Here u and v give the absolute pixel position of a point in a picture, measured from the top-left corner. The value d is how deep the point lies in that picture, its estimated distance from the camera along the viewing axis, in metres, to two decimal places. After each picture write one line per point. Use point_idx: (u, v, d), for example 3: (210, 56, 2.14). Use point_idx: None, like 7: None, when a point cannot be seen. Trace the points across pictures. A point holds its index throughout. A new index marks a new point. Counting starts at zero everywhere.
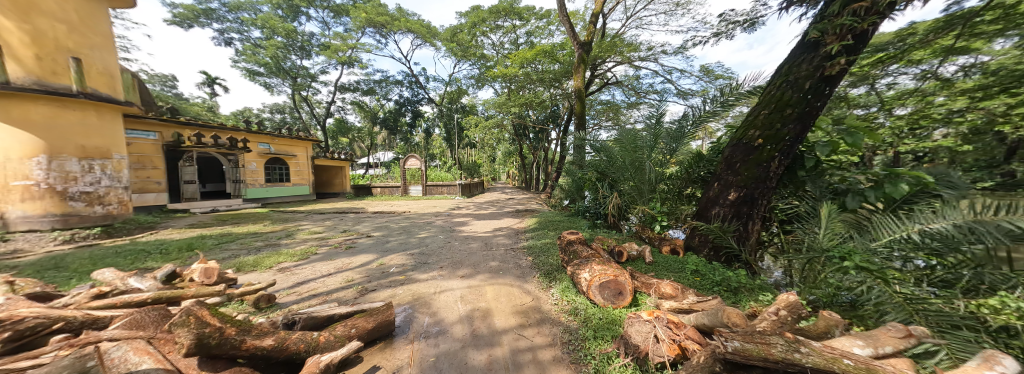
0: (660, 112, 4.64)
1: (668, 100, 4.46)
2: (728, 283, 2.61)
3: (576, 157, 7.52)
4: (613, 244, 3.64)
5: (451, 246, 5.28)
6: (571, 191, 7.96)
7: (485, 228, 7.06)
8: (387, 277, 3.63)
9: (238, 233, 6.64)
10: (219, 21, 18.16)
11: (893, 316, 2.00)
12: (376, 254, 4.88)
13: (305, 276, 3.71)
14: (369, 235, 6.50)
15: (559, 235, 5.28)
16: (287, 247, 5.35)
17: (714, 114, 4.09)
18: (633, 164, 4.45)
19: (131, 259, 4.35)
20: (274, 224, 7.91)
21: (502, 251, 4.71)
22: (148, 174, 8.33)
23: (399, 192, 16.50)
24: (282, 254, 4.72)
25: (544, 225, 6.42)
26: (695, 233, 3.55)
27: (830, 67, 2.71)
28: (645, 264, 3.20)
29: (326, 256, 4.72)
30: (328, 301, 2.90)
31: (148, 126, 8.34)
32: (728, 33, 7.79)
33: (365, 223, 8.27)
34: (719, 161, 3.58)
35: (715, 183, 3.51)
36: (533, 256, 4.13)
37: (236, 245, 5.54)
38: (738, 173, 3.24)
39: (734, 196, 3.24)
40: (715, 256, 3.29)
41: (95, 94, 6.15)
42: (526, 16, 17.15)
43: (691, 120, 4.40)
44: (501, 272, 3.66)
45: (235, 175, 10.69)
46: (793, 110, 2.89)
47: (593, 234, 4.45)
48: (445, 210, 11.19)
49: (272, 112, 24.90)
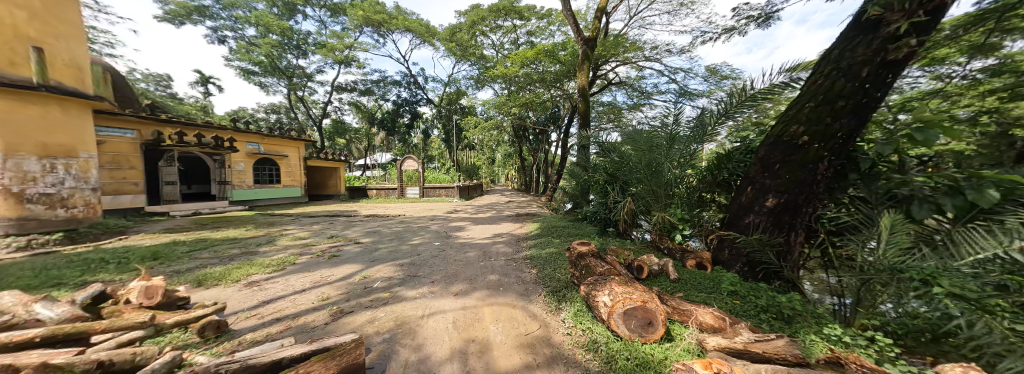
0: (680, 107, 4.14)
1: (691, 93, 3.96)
2: (777, 309, 2.13)
3: (582, 158, 7.05)
4: (630, 257, 3.17)
5: (445, 255, 4.79)
6: (575, 194, 7.52)
7: (483, 235, 6.56)
8: (369, 294, 3.13)
9: (215, 240, 6.13)
10: (213, 18, 17.74)
11: (1008, 364, 1.49)
12: (361, 264, 4.38)
13: (274, 293, 3.21)
14: (357, 242, 6.00)
15: (564, 243, 4.81)
16: (263, 256, 4.84)
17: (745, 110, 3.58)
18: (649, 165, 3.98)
19: (82, 271, 3.85)
20: (257, 229, 7.40)
21: (502, 262, 4.22)
22: (124, 174, 7.81)
23: (395, 193, 16.01)
24: (255, 265, 4.22)
25: (547, 231, 5.96)
26: (725, 244, 3.10)
27: (895, 50, 2.24)
28: (670, 282, 2.73)
29: (304, 267, 4.21)
30: (292, 328, 2.40)
31: (125, 124, 7.84)
32: (740, 29, 7.42)
33: (355, 228, 7.75)
34: (752, 161, 3.12)
35: (748, 187, 3.05)
36: (537, 268, 3.64)
37: (209, 254, 5.04)
38: (778, 176, 2.78)
39: (773, 203, 2.78)
40: (750, 273, 2.83)
41: (60, 87, 5.67)
42: (526, 15, 16.80)
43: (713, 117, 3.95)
44: (502, 288, 3.17)
45: (221, 176, 10.17)
46: (846, 102, 2.43)
47: (605, 243, 4.00)
48: (442, 214, 10.70)
49: (267, 113, 24.38)
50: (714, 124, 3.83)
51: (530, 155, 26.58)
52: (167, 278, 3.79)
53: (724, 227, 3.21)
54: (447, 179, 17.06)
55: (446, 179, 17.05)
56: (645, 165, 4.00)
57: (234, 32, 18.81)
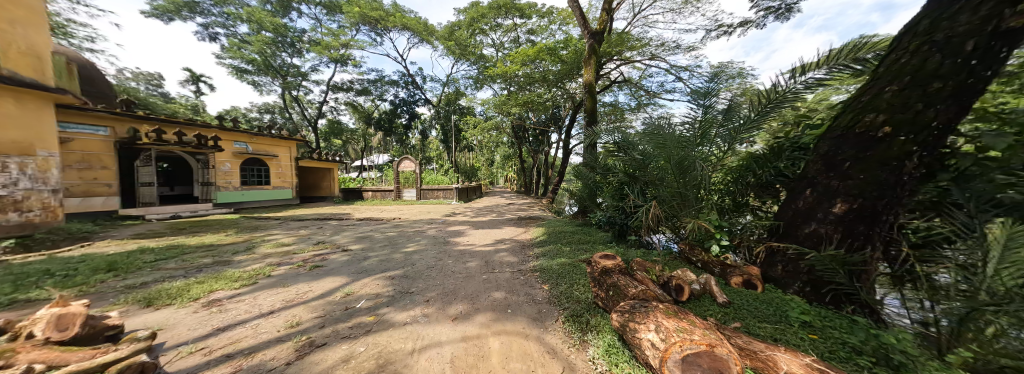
0: (709, 96, 3.52)
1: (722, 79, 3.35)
2: (877, 351, 1.60)
3: (589, 158, 6.56)
4: (664, 272, 2.66)
5: (443, 266, 4.24)
6: (583, 197, 7.06)
7: (484, 241, 6.02)
8: (349, 318, 2.58)
9: (188, 247, 5.54)
10: (203, 14, 17.15)
11: None
12: (347, 277, 3.83)
13: (235, 316, 2.65)
14: (345, 249, 5.43)
15: (576, 251, 4.30)
16: (236, 267, 4.26)
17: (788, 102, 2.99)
18: (674, 164, 3.43)
19: (14, 287, 3.28)
20: (238, 234, 6.81)
21: (508, 275, 3.67)
22: (94, 174, 7.25)
23: (391, 195, 15.46)
24: (223, 278, 3.65)
25: (555, 238, 5.45)
26: (778, 258, 2.63)
27: (1016, 15, 1.74)
28: (719, 306, 2.22)
29: (279, 281, 3.65)
30: (241, 371, 1.84)
31: (98, 121, 7.32)
32: (757, 23, 7.02)
33: (345, 233, 7.18)
34: (810, 159, 2.61)
35: (807, 190, 2.56)
36: (550, 284, 3.10)
37: (175, 265, 4.45)
38: (849, 177, 2.30)
39: (842, 209, 2.29)
40: (814, 295, 2.32)
41: (16, 78, 5.09)
42: (528, 13, 16.38)
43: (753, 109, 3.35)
44: (509, 311, 2.63)
45: (205, 176, 9.50)
46: (944, 84, 1.92)
47: (627, 254, 3.52)
48: (440, 217, 10.15)
49: (261, 113, 23.73)
50: (751, 116, 3.23)
51: (530, 156, 26.14)
52: (115, 294, 3.21)
53: (775, 238, 2.75)
54: (445, 181, 16.52)
55: (444, 181, 16.52)
56: (671, 165, 3.47)
57: (225, 28, 18.22)
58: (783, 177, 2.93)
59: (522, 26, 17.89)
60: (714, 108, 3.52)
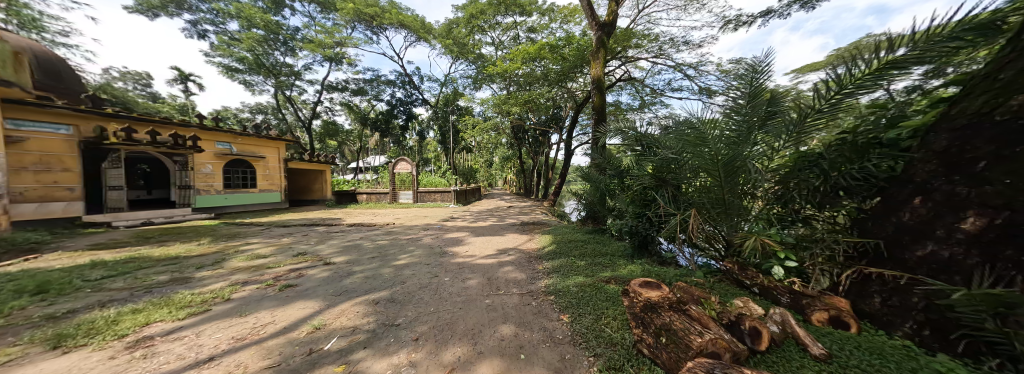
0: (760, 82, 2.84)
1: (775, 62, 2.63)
2: None
3: (600, 158, 6.04)
4: (725, 306, 2.03)
5: (438, 285, 3.59)
6: (594, 201, 6.49)
7: (485, 252, 5.40)
8: (310, 369, 1.94)
9: (149, 260, 4.87)
10: (191, 10, 16.47)
11: None
12: (322, 300, 3.19)
13: (161, 365, 2.01)
14: (328, 262, 4.77)
15: (591, 267, 3.70)
16: (193, 287, 3.61)
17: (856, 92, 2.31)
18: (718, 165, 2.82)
19: None
20: (212, 243, 6.15)
21: (516, 299, 3.04)
22: (54, 177, 6.60)
23: (387, 198, 14.80)
24: (169, 304, 2.99)
25: (565, 249, 4.85)
26: (873, 286, 2.00)
27: None
28: (816, 362, 1.59)
29: (236, 308, 2.99)
30: None
31: (58, 118, 6.67)
32: (781, 12, 6.52)
33: (331, 241, 6.53)
34: (919, 162, 1.93)
35: (917, 199, 1.89)
36: (571, 315, 2.50)
37: (124, 284, 3.78)
38: (982, 183, 1.61)
39: (975, 227, 1.61)
40: (937, 340, 1.67)
41: None
42: (529, 9, 15.81)
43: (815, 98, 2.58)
44: (522, 357, 2.00)
45: (183, 180, 8.85)
46: None
47: (660, 276, 2.93)
48: (437, 222, 9.52)
49: (253, 113, 22.99)
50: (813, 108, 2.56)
51: (530, 158, 25.59)
52: (25, 329, 2.56)
53: (867, 262, 2.10)
54: (444, 183, 15.89)
55: (442, 183, 15.89)
56: (715, 165, 2.87)
57: (214, 25, 17.51)
58: (872, 185, 2.20)
59: (522, 24, 17.34)
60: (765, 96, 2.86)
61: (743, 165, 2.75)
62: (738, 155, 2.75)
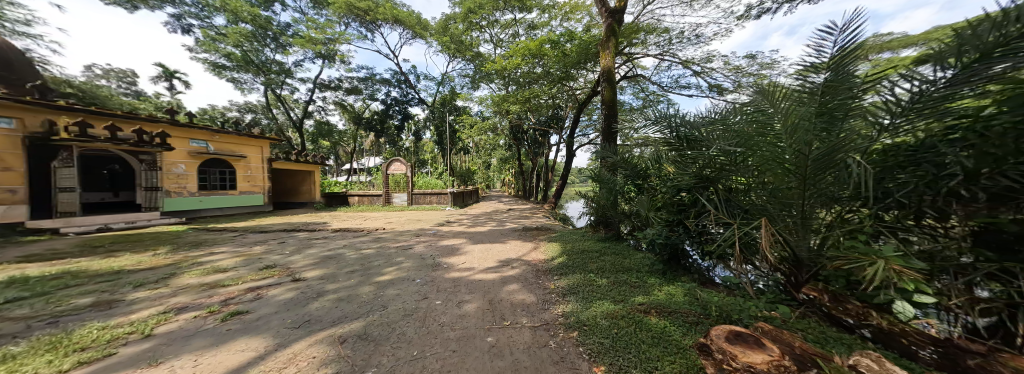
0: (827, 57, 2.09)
1: (857, 30, 1.73)
2: None
3: (613, 157, 5.42)
4: (860, 366, 1.25)
5: (426, 313, 2.83)
6: (605, 204, 5.83)
7: (485, 263, 4.65)
8: None
9: (81, 277, 4.06)
10: (174, 3, 15.62)
11: None
12: (271, 338, 2.42)
13: None
14: (297, 279, 3.99)
15: (615, 290, 2.97)
16: (113, 316, 2.83)
17: (994, 63, 1.39)
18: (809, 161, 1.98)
19: None
20: (170, 253, 5.35)
21: (528, 336, 2.29)
22: None
23: (380, 201, 14.01)
24: (58, 347, 2.22)
25: (578, 262, 4.12)
26: None
27: None
28: None
29: (149, 352, 2.22)
30: None
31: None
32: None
33: (309, 251, 5.75)
34: None
35: None
36: (607, 367, 1.77)
37: (28, 311, 2.99)
38: None
39: None
40: None
41: None
42: (530, 6, 15.25)
43: (930, 69, 1.64)
44: None
45: (149, 181, 8.02)
46: None
47: (710, 306, 2.19)
48: (431, 227, 8.76)
49: (242, 112, 22.06)
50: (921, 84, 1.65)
51: (529, 159, 24.90)
52: None
53: None
54: (440, 185, 15.12)
55: (439, 184, 15.12)
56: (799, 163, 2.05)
57: (199, 20, 16.63)
58: None
59: (522, 21, 16.75)
60: (836, 74, 1.94)
61: (843, 161, 1.88)
62: (840, 146, 1.86)
